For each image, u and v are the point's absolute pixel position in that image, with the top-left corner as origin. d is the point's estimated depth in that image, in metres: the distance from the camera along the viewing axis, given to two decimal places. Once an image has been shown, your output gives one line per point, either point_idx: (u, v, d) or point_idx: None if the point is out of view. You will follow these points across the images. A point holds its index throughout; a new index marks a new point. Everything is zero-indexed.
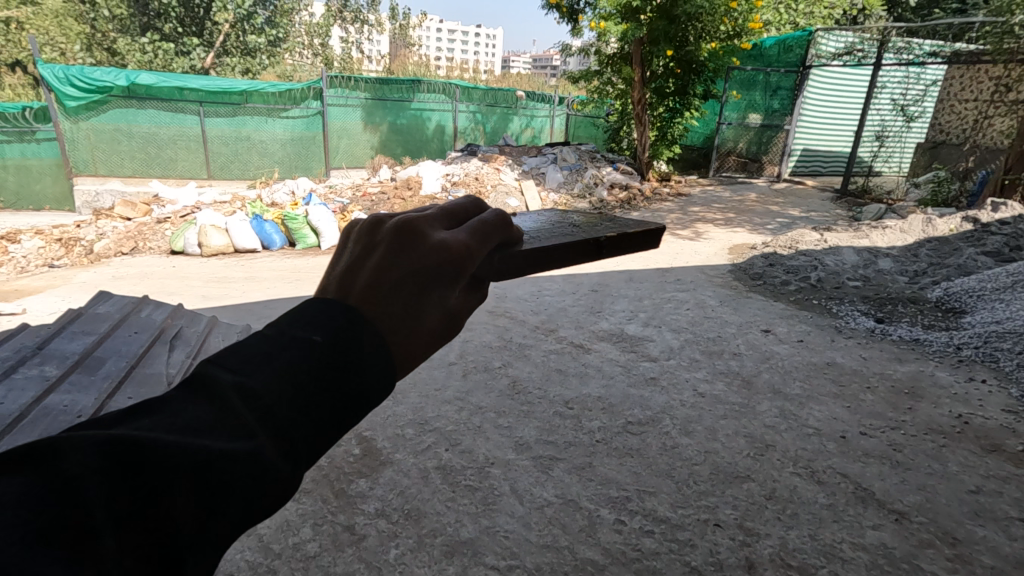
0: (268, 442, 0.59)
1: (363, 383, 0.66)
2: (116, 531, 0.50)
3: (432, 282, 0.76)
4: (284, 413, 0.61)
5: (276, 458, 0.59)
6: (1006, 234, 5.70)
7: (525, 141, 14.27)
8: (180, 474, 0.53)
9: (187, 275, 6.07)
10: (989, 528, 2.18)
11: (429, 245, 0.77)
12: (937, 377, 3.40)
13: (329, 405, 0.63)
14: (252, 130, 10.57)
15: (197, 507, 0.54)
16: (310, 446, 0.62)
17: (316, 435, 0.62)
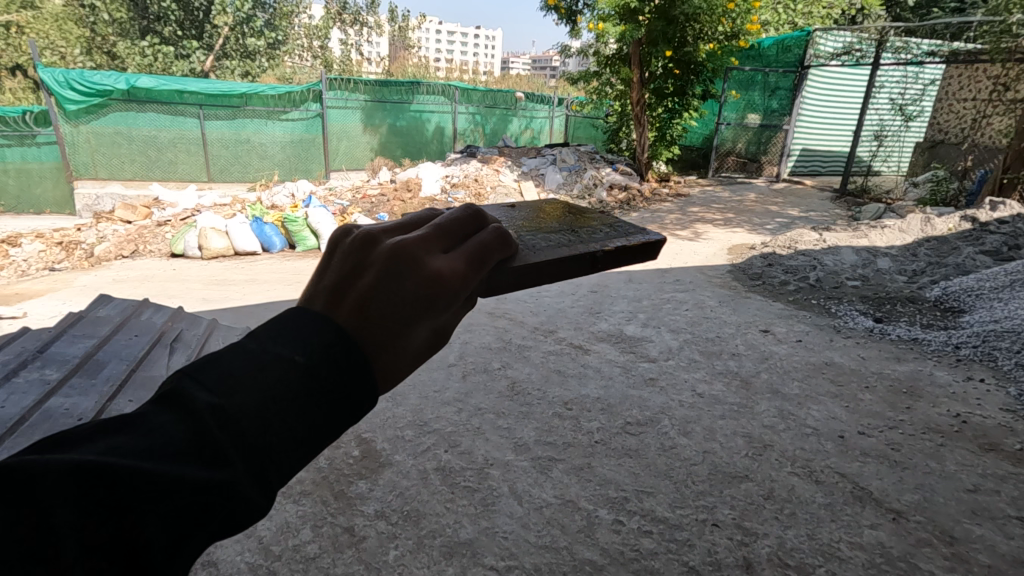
0: (246, 477, 0.59)
1: (343, 411, 0.66)
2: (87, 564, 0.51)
3: (427, 309, 0.74)
4: (261, 439, 0.60)
5: (252, 490, 0.59)
6: (1005, 233, 5.71)
7: (525, 142, 14.29)
8: (153, 504, 0.54)
9: (187, 278, 6.09)
10: (986, 526, 2.19)
11: (425, 269, 0.74)
12: (935, 377, 3.41)
13: (306, 434, 0.63)
14: (252, 132, 10.59)
15: (168, 534, 0.55)
16: (284, 474, 0.62)
17: (291, 462, 0.62)
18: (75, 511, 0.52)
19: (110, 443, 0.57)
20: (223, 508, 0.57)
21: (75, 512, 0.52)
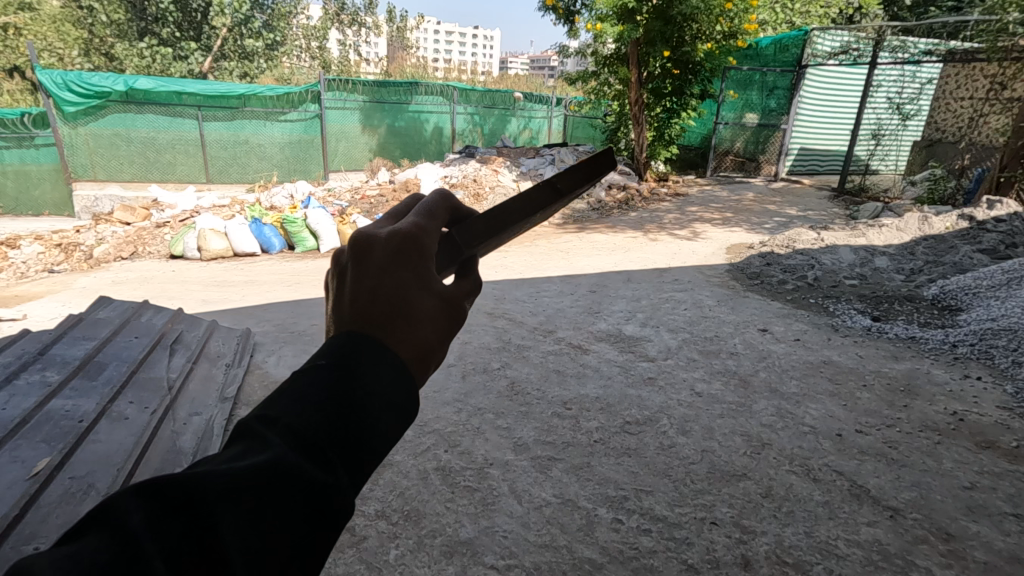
0: (300, 457, 0.60)
1: (375, 386, 0.67)
2: (167, 565, 0.51)
3: (404, 276, 0.74)
4: (307, 430, 0.62)
5: (310, 465, 0.60)
6: (1002, 232, 5.73)
7: (523, 142, 14.30)
8: (220, 502, 0.55)
9: (186, 279, 6.09)
10: (982, 523, 2.21)
11: (386, 241, 0.75)
12: (933, 375, 3.43)
13: (349, 413, 0.64)
14: (250, 133, 10.60)
15: (242, 529, 0.55)
16: (339, 455, 0.62)
17: (341, 443, 0.63)
18: (148, 524, 0.53)
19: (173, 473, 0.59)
20: (287, 490, 0.57)
21: (149, 525, 0.53)
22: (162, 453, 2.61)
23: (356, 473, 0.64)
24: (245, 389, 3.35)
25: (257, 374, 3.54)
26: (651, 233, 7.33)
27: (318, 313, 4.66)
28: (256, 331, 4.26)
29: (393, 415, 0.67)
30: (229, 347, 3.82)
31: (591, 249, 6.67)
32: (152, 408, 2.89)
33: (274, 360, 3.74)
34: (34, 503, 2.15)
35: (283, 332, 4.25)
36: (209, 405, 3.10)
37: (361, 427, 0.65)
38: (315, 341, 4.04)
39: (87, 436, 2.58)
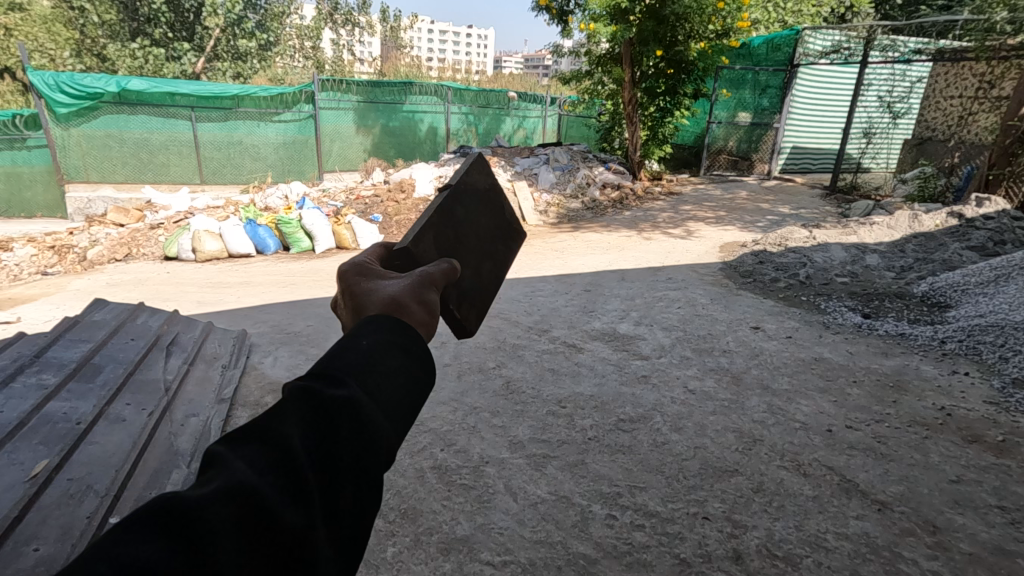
0: (324, 385, 0.80)
1: (370, 340, 0.89)
2: (253, 470, 0.67)
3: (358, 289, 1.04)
4: (329, 373, 0.82)
5: (332, 388, 0.79)
6: (990, 229, 5.81)
7: (518, 142, 14.30)
8: (281, 427, 0.73)
9: (181, 281, 6.10)
10: (968, 515, 2.26)
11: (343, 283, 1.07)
12: (921, 371, 3.48)
13: (359, 357, 0.85)
14: (244, 134, 10.59)
15: (299, 438, 0.72)
16: (358, 380, 0.82)
17: (358, 372, 0.83)
18: (236, 451, 0.70)
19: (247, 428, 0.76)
20: (324, 409, 0.76)
21: (236, 451, 0.69)
22: (160, 454, 2.64)
23: (378, 395, 0.82)
24: (241, 389, 3.37)
25: (253, 374, 3.56)
26: (645, 232, 7.36)
27: (314, 315, 4.68)
28: (252, 332, 4.28)
29: (400, 356, 0.88)
30: (225, 348, 3.84)
31: (585, 248, 6.71)
32: (149, 410, 2.91)
33: (270, 360, 3.76)
34: (34, 504, 2.17)
35: (278, 332, 4.27)
36: (206, 405, 3.12)
37: (370, 362, 0.85)
38: (312, 342, 4.07)
39: (85, 438, 2.60)
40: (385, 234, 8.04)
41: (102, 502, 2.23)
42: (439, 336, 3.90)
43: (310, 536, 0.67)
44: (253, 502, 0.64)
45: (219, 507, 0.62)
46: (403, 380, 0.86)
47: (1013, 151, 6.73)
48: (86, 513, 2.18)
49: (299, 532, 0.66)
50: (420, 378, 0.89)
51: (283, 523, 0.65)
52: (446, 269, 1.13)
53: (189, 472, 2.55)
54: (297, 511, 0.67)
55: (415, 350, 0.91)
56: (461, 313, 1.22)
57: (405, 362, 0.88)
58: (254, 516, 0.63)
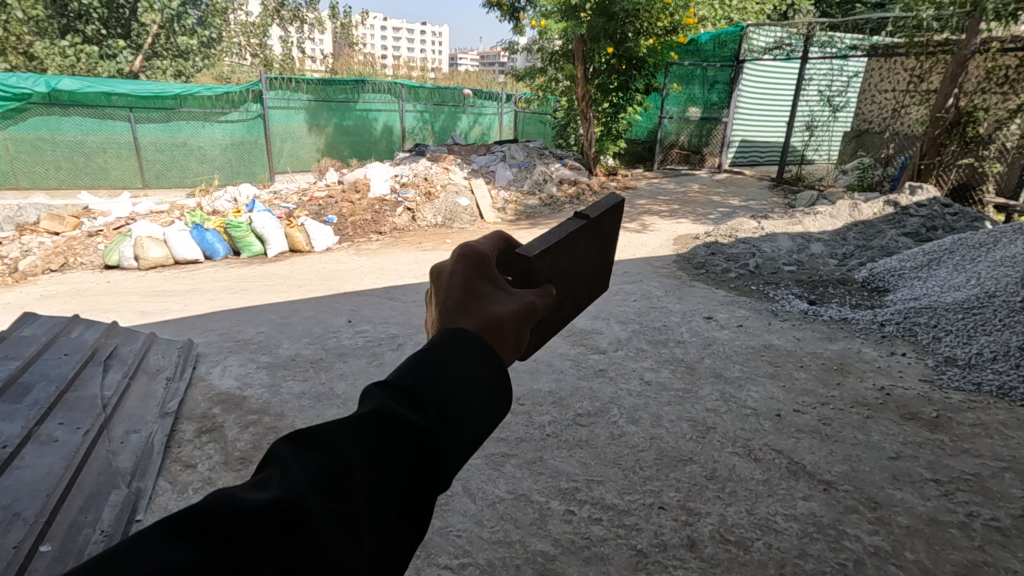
0: (401, 404, 0.70)
1: (463, 366, 0.75)
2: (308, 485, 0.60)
3: (477, 293, 0.84)
4: (405, 384, 0.72)
5: (410, 410, 0.69)
6: (923, 216, 6.13)
7: (475, 140, 14.08)
8: (346, 441, 0.65)
9: (123, 290, 5.80)
10: (906, 490, 2.37)
11: (460, 259, 0.88)
12: (863, 353, 3.64)
13: (446, 376, 0.73)
14: (189, 135, 10.26)
15: (358, 456, 0.64)
16: (430, 407, 0.70)
17: (436, 391, 0.72)
18: (295, 455, 0.63)
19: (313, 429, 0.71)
20: (386, 428, 0.67)
21: (295, 454, 0.63)
22: (97, 475, 2.50)
23: (452, 423, 0.71)
24: (188, 401, 3.23)
25: (201, 385, 3.41)
26: None
27: (265, 321, 4.52)
28: (199, 342, 4.10)
29: (486, 389, 0.75)
30: (169, 359, 3.67)
31: None
32: (84, 429, 2.74)
33: (218, 370, 3.62)
34: None
35: (228, 341, 4.11)
36: (149, 421, 2.98)
37: (455, 389, 0.73)
38: (263, 349, 3.93)
39: (13, 462, 2.43)
40: (341, 235, 7.88)
41: (31, 529, 2.09)
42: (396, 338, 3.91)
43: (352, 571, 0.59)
44: (293, 524, 0.57)
45: (257, 521, 0.56)
46: (480, 420, 0.73)
47: (942, 141, 7.16)
48: (13, 544, 2.05)
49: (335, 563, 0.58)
50: (497, 413, 0.76)
51: (322, 549, 0.57)
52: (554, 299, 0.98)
53: (130, 492, 2.43)
54: (338, 540, 0.59)
55: (502, 379, 0.77)
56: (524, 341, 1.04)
57: (492, 400, 0.75)
58: (293, 537, 0.57)
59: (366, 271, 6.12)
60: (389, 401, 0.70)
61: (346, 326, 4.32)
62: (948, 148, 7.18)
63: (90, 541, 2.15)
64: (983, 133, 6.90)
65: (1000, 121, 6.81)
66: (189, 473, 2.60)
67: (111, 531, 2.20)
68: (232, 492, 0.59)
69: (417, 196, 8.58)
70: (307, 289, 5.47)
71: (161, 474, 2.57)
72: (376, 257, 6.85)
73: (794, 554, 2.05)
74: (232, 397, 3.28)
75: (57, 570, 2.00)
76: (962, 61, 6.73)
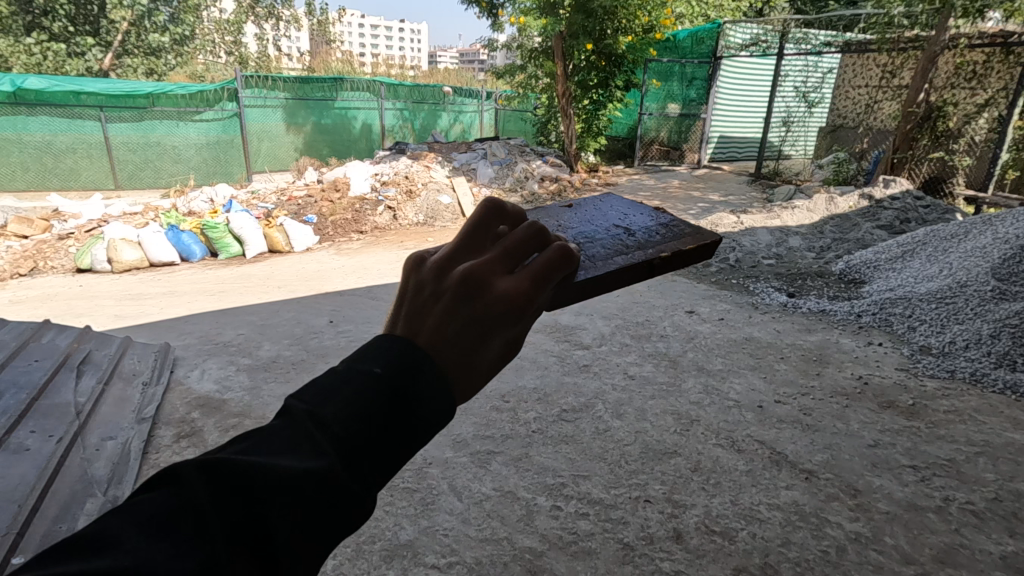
0: (343, 465, 0.61)
1: (420, 430, 0.66)
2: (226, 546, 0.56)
3: (483, 351, 0.70)
4: (352, 434, 0.62)
5: (351, 476, 0.61)
6: (897, 209, 6.27)
7: (455, 138, 13.66)
8: (273, 498, 0.58)
9: (96, 294, 5.65)
10: (885, 476, 2.42)
11: (492, 304, 0.69)
12: (841, 344, 3.70)
13: (395, 427, 0.64)
14: (162, 135, 10.08)
15: (287, 521, 0.58)
16: (371, 471, 0.63)
17: (381, 452, 0.64)
18: (214, 505, 0.57)
19: (234, 448, 0.64)
20: (316, 497, 0.59)
21: (212, 505, 0.57)
22: (71, 484, 2.43)
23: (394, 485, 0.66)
24: (165, 406, 3.16)
25: (179, 390, 3.33)
26: None
27: (245, 322, 4.45)
28: (176, 345, 4.01)
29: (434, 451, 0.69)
30: (146, 363, 3.58)
31: None
32: (57, 436, 2.67)
33: (197, 373, 3.54)
34: None
35: (207, 343, 4.03)
36: (125, 427, 2.90)
37: (404, 450, 0.65)
38: (243, 352, 3.86)
39: None
40: (321, 235, 7.78)
41: (2, 541, 2.03)
42: None
43: None
44: None
45: None
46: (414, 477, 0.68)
47: (914, 135, 7.35)
48: None
49: None
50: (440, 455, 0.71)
51: None
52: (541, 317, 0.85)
53: (106, 500, 2.36)
54: None
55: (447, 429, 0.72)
56: None
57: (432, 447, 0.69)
58: None
59: (346, 271, 6.04)
60: (328, 456, 0.61)
61: (328, 327, 4.26)
62: (919, 143, 7.35)
63: None
64: (953, 128, 7.10)
65: (969, 115, 7.00)
66: None
67: None
68: (132, 548, 0.53)
69: (398, 195, 8.53)
70: (287, 290, 5.38)
71: (138, 482, 2.50)
72: (356, 256, 6.76)
73: (778, 542, 2.08)
74: (212, 401, 3.21)
75: None
76: (932, 56, 6.87)
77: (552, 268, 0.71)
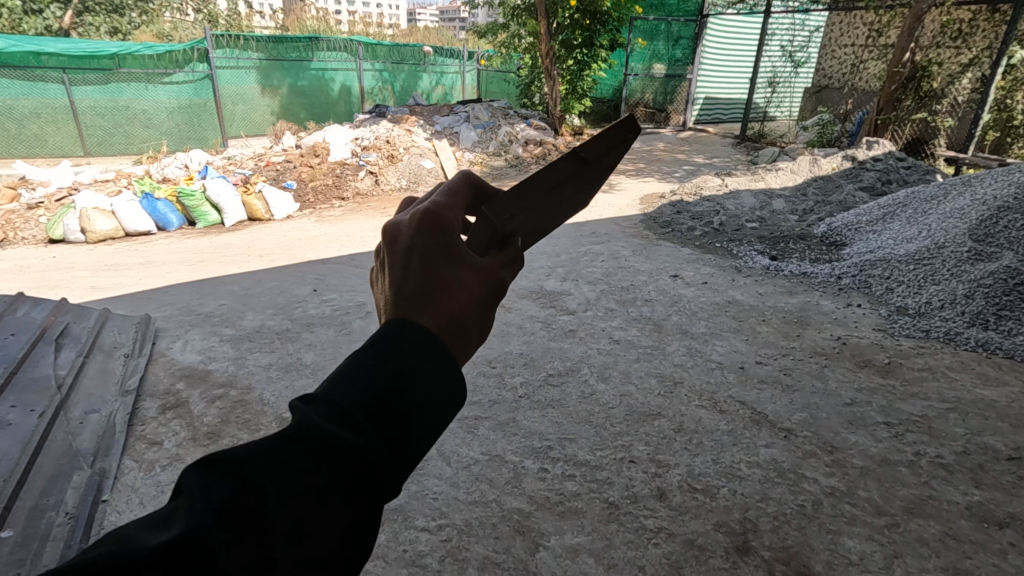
0: (332, 419, 0.60)
1: (416, 377, 0.64)
2: (217, 521, 0.52)
3: (434, 268, 0.72)
4: (339, 395, 0.62)
5: (343, 430, 0.60)
6: (879, 170, 6.30)
7: (437, 101, 13.31)
8: (266, 470, 0.56)
9: (70, 266, 5.51)
10: (860, 433, 2.50)
11: (418, 226, 0.74)
12: (821, 306, 3.77)
13: (382, 380, 0.63)
14: (131, 98, 9.73)
15: (279, 493, 0.55)
16: (369, 426, 0.61)
17: (374, 400, 0.62)
18: (207, 491, 0.55)
19: None
20: (310, 451, 0.57)
21: (204, 492, 0.55)
22: (57, 458, 2.42)
23: (404, 442, 0.62)
24: (149, 377, 3.13)
25: (162, 361, 3.30)
26: None
27: (226, 292, 4.38)
28: (157, 317, 3.94)
29: (443, 390, 0.66)
30: (127, 335, 3.53)
31: None
32: (39, 410, 2.64)
33: (180, 345, 3.50)
34: None
35: (188, 314, 3.97)
36: (108, 399, 2.88)
37: (396, 398, 0.62)
38: (226, 322, 3.81)
39: None
40: (301, 202, 7.61)
41: None
42: (363, 311, 3.88)
43: None
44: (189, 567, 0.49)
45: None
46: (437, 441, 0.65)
47: (898, 96, 7.34)
48: None
49: None
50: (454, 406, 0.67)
51: None
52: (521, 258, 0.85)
53: (93, 473, 2.36)
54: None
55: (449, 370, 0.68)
56: None
57: (443, 408, 0.65)
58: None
59: (329, 238, 5.96)
60: (315, 415, 0.61)
61: (311, 296, 4.22)
62: (903, 104, 7.36)
63: (55, 524, 2.09)
64: (938, 88, 7.09)
65: (953, 76, 7.01)
66: (154, 451, 2.52)
67: (76, 513, 2.14)
68: (128, 537, 0.51)
69: (380, 159, 8.36)
70: (268, 259, 5.30)
71: (126, 453, 2.49)
72: (339, 223, 6.67)
73: (757, 498, 2.15)
74: (196, 371, 3.19)
75: (20, 555, 1.95)
76: (919, 14, 6.80)
77: (452, 185, 0.83)
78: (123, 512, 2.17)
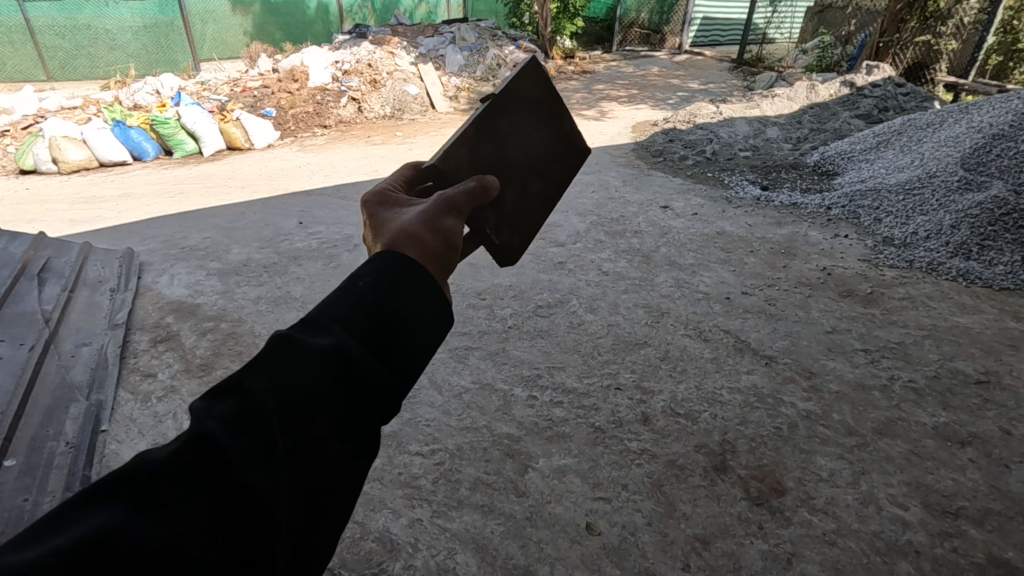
0: (312, 332, 0.71)
1: (380, 289, 0.75)
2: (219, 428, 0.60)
3: (382, 215, 0.92)
4: (322, 317, 0.72)
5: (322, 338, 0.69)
6: (876, 97, 6.13)
7: (421, 20, 12.56)
8: (259, 383, 0.65)
9: (45, 198, 5.34)
10: (838, 359, 2.59)
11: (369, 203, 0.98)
12: (809, 236, 3.78)
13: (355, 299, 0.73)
14: (91, 16, 9.22)
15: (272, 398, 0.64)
16: (346, 335, 0.70)
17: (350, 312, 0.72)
18: (209, 409, 0.63)
19: None
20: (296, 360, 0.66)
21: (209, 409, 0.64)
22: (53, 390, 2.45)
23: (387, 345, 0.72)
24: (138, 311, 3.12)
25: (150, 295, 3.28)
26: None
27: (210, 225, 4.30)
28: (140, 250, 3.88)
29: (414, 299, 0.77)
30: (111, 269, 3.48)
31: None
32: (29, 344, 2.64)
33: (166, 279, 3.47)
34: None
35: (172, 248, 3.90)
36: (98, 333, 2.88)
37: (368, 308, 0.73)
38: (211, 255, 3.76)
39: None
40: (282, 130, 7.33)
41: None
42: (351, 244, 3.84)
43: (277, 506, 0.59)
44: (205, 464, 0.59)
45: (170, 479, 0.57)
46: (425, 325, 0.76)
47: (902, 17, 7.03)
48: None
49: (262, 501, 0.58)
50: (428, 305, 0.77)
51: (242, 490, 0.58)
52: (478, 184, 1.02)
53: (90, 404, 2.39)
54: (262, 477, 0.60)
55: (417, 277, 0.79)
56: (501, 239, 1.20)
57: (417, 318, 0.75)
58: (210, 478, 0.58)
59: (313, 168, 5.82)
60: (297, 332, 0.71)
61: (297, 228, 4.15)
62: (907, 25, 7.06)
63: (57, 453, 2.14)
64: (943, 8, 6.79)
65: None
66: (149, 382, 2.55)
67: (77, 442, 2.19)
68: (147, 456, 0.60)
69: (362, 84, 7.99)
70: (251, 190, 5.17)
71: (121, 385, 2.53)
72: (322, 153, 6.47)
73: (736, 421, 2.25)
74: (185, 305, 3.18)
75: (26, 482, 2.02)
76: None
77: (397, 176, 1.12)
78: (124, 441, 2.23)
